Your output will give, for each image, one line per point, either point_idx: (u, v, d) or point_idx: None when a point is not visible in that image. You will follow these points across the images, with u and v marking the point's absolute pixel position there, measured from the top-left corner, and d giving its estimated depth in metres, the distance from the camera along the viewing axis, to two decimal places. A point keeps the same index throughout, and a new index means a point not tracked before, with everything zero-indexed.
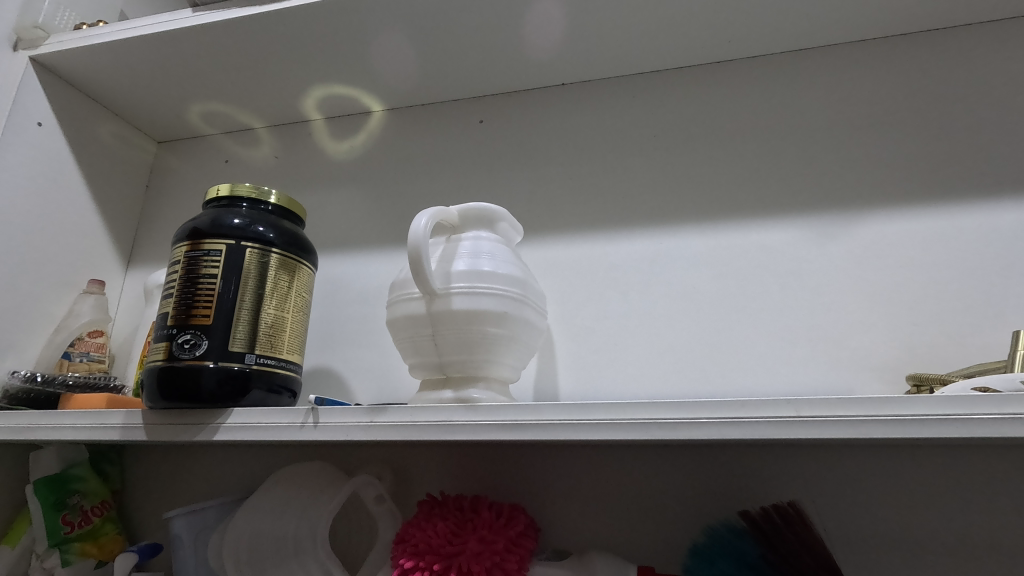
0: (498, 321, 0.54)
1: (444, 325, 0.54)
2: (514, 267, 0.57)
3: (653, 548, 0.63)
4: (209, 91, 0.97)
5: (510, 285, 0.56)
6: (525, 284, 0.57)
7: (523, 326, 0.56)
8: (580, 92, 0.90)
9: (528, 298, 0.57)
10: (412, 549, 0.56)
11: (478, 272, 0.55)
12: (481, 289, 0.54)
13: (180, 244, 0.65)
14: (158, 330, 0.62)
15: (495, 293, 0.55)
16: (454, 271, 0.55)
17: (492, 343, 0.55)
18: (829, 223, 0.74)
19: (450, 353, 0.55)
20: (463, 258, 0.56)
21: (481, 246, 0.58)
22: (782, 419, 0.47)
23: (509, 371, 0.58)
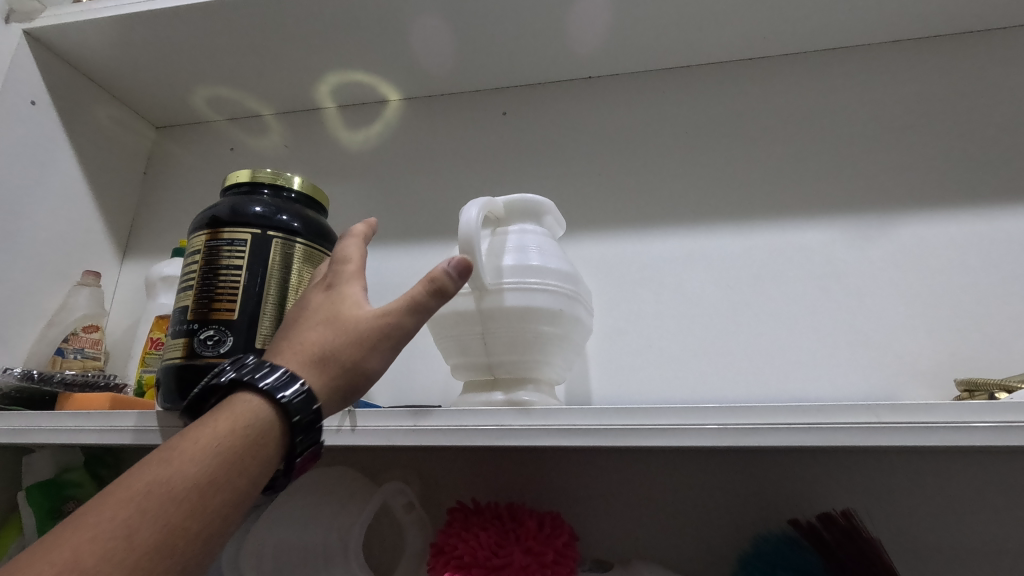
0: (551, 320, 0.51)
1: (494, 323, 0.51)
2: (564, 263, 0.54)
3: (696, 558, 0.61)
4: (216, 74, 0.92)
5: (562, 282, 0.53)
6: (577, 283, 0.54)
7: (574, 326, 0.53)
8: (608, 85, 0.87)
9: (580, 298, 0.54)
10: (455, 561, 0.52)
11: (530, 267, 0.52)
12: (534, 286, 0.51)
13: (197, 232, 0.60)
14: (174, 325, 0.57)
15: (550, 291, 0.51)
16: (503, 265, 0.52)
17: (545, 343, 0.52)
18: (870, 224, 0.72)
19: (499, 353, 0.52)
20: (512, 251, 0.53)
21: (529, 240, 0.54)
22: (860, 425, 0.44)
23: (558, 372, 0.55)
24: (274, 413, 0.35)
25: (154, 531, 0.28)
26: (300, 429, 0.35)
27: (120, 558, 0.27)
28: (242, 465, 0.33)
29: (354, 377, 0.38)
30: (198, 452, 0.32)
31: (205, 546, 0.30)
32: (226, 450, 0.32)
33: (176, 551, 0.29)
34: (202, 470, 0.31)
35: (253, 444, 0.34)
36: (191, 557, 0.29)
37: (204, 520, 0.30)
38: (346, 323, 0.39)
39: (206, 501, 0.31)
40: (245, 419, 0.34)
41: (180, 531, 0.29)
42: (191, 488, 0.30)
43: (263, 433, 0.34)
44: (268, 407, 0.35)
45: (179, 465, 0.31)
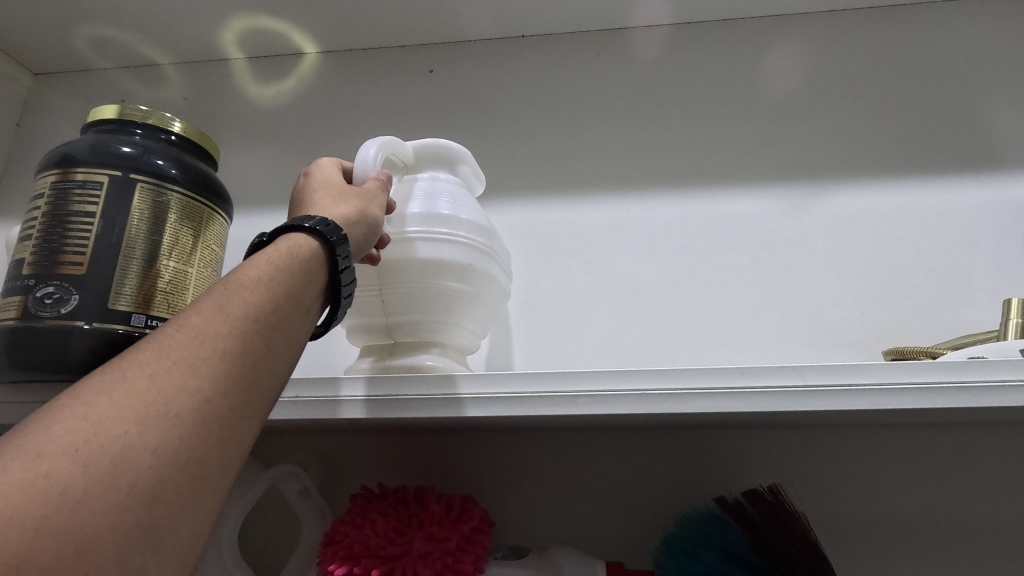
0: (458, 278, 0.46)
1: (391, 278, 0.45)
2: (479, 214, 0.48)
3: (620, 541, 0.57)
4: (100, 11, 0.81)
5: (476, 236, 0.47)
6: (493, 239, 0.49)
7: (486, 286, 0.48)
8: (542, 45, 0.82)
9: (495, 256, 0.49)
10: (343, 551, 0.46)
11: (438, 216, 0.46)
12: (444, 237, 0.45)
13: (46, 173, 0.51)
14: (10, 280, 0.48)
15: (461, 245, 0.46)
16: (407, 213, 0.46)
17: (451, 305, 0.46)
18: (801, 193, 0.70)
19: (397, 313, 0.46)
20: (419, 199, 0.47)
21: (441, 188, 0.49)
22: (785, 387, 0.41)
23: (468, 339, 0.49)
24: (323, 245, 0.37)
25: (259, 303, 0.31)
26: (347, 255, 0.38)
27: (234, 322, 0.30)
28: (313, 271, 0.36)
29: (372, 223, 0.41)
30: (272, 257, 0.34)
31: (298, 329, 0.33)
32: (298, 258, 0.35)
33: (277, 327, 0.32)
34: (283, 270, 0.34)
35: (318, 258, 0.36)
36: (292, 335, 0.33)
37: (296, 308, 0.33)
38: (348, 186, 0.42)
39: (293, 293, 0.34)
40: (305, 240, 0.36)
41: (279, 312, 0.32)
42: (278, 281, 0.33)
43: (311, 249, 0.36)
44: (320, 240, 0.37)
45: (263, 265, 0.33)
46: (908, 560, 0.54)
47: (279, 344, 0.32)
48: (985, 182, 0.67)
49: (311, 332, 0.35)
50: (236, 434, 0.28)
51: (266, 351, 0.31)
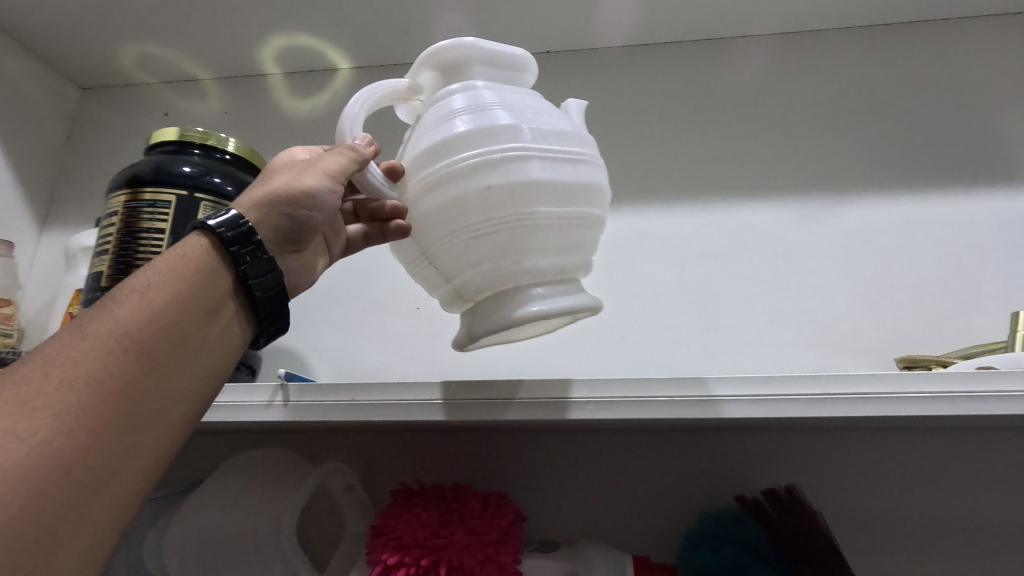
0: (540, 201, 0.39)
1: (467, 220, 0.39)
2: (496, 118, 0.40)
3: (645, 537, 0.60)
4: (146, 31, 0.85)
5: (547, 142, 0.40)
6: (564, 139, 0.41)
7: (577, 199, 0.40)
8: (566, 61, 0.85)
9: (578, 156, 0.41)
10: (393, 542, 0.49)
11: (496, 129, 0.40)
12: (509, 151, 0.39)
13: (117, 192, 0.55)
14: (89, 292, 0.52)
15: (531, 157, 0.39)
16: (463, 136, 0.40)
17: (546, 235, 0.40)
18: (817, 205, 0.73)
19: (487, 262, 0.40)
20: (468, 117, 0.41)
21: (486, 98, 0.42)
22: (804, 396, 0.45)
23: (581, 266, 0.43)
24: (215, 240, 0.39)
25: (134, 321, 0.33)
26: (248, 246, 0.39)
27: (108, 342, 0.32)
28: (201, 277, 0.37)
29: (294, 194, 0.42)
30: (152, 263, 0.37)
31: (197, 328, 0.36)
32: (183, 260, 0.37)
33: (164, 328, 0.34)
34: (165, 274, 0.36)
35: (211, 257, 0.38)
36: (187, 334, 0.35)
37: (189, 307, 0.36)
38: (283, 170, 0.45)
39: (184, 295, 0.36)
40: (192, 242, 0.38)
41: (165, 314, 0.35)
42: (158, 285, 0.35)
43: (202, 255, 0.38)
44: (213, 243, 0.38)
45: (144, 273, 0.36)
46: (919, 556, 0.57)
47: (173, 344, 0.34)
48: (995, 195, 0.70)
49: (213, 337, 0.37)
50: (112, 438, 0.31)
51: (151, 354, 0.33)
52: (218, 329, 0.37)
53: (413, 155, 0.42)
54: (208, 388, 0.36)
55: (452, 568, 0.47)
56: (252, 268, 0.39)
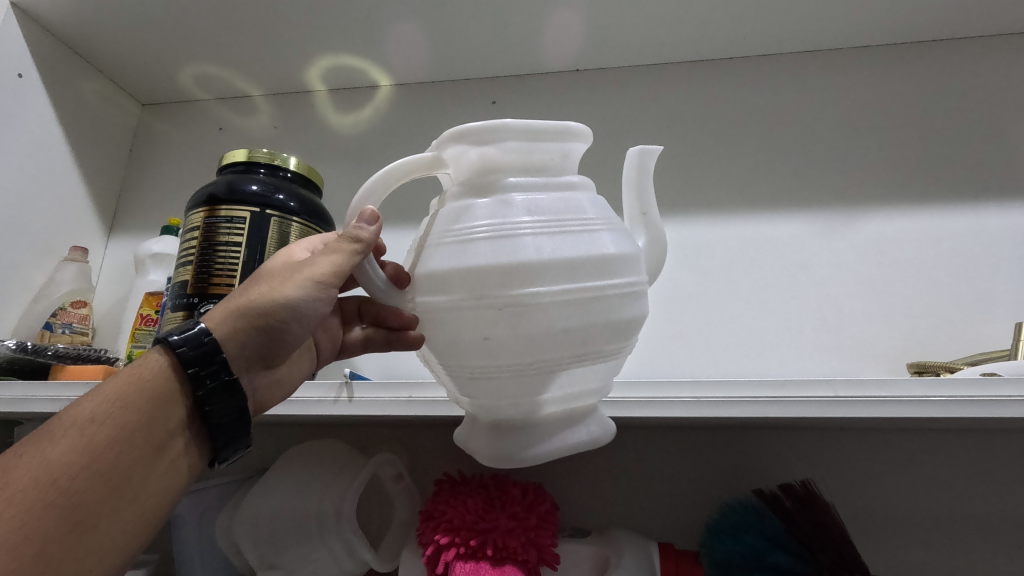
0: (548, 352, 0.35)
1: (465, 360, 0.37)
2: (510, 244, 0.35)
3: (668, 525, 0.66)
4: (205, 53, 0.92)
5: (564, 278, 0.35)
6: (589, 272, 0.35)
7: (592, 344, 0.36)
8: (595, 79, 0.90)
9: (604, 290, 0.36)
10: (445, 524, 0.55)
11: (511, 262, 0.34)
12: (519, 297, 0.34)
13: (195, 209, 0.62)
14: (174, 299, 0.59)
15: (544, 303, 0.34)
16: (474, 268, 0.35)
17: (551, 381, 0.36)
18: (834, 218, 0.77)
19: (485, 399, 0.38)
20: (485, 238, 0.35)
21: (512, 210, 0.36)
22: (819, 398, 0.50)
23: (592, 398, 0.39)
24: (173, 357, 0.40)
25: (76, 450, 0.35)
26: (211, 365, 0.39)
27: (46, 473, 0.34)
28: (153, 394, 0.39)
29: (274, 304, 0.42)
30: (103, 390, 0.38)
31: (137, 467, 0.37)
32: (135, 389, 0.38)
33: (96, 472, 0.35)
34: (114, 407, 0.37)
35: (166, 384, 0.40)
36: (122, 478, 0.36)
37: (131, 447, 0.37)
38: (274, 271, 0.45)
39: (127, 433, 0.37)
40: (152, 361, 0.40)
41: (102, 455, 0.36)
42: (104, 419, 0.37)
43: (153, 373, 0.40)
44: (169, 360, 0.40)
45: (95, 402, 0.37)
46: (928, 547, 0.61)
47: (105, 488, 0.36)
48: (1006, 209, 0.73)
49: (159, 455, 0.38)
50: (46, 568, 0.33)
51: (84, 502, 0.35)
52: (162, 468, 0.39)
53: (421, 270, 0.38)
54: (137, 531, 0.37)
55: (498, 549, 0.52)
56: (206, 392, 0.39)
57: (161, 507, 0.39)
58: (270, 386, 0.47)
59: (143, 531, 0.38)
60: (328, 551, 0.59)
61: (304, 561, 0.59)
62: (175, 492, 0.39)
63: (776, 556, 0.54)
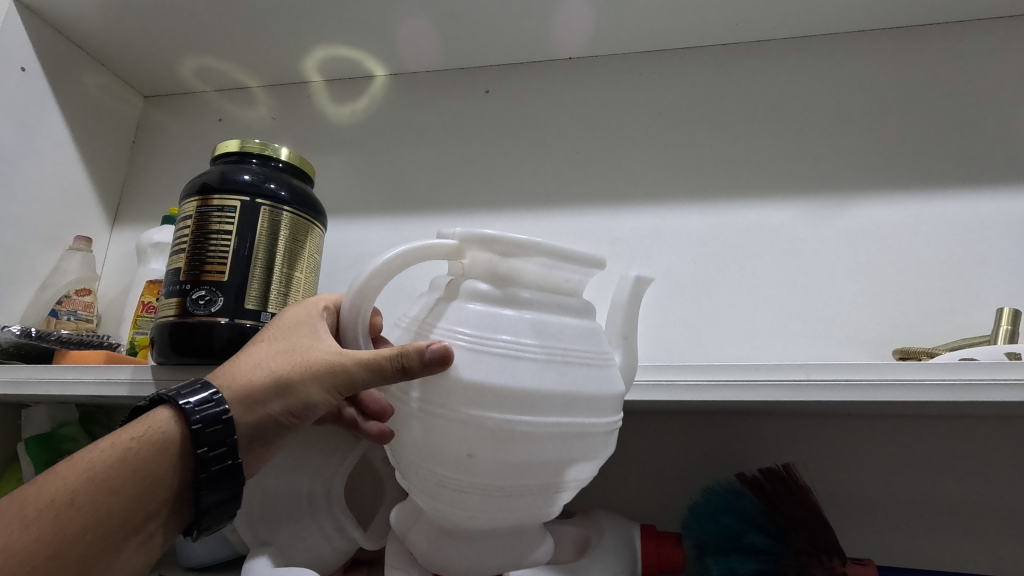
0: (524, 475, 0.41)
1: (444, 469, 0.41)
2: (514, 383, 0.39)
3: (654, 507, 0.68)
4: (203, 46, 0.94)
5: (552, 414, 0.39)
6: (577, 409, 0.40)
7: (560, 471, 0.42)
8: (587, 66, 0.90)
9: (585, 427, 0.41)
10: None
11: (515, 393, 0.38)
12: (511, 422, 0.38)
13: (190, 198, 0.64)
14: (168, 285, 0.61)
15: (529, 435, 0.39)
16: (479, 387, 0.39)
17: (512, 497, 0.42)
18: (824, 205, 0.77)
19: (445, 500, 0.43)
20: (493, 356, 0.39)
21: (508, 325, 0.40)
22: (792, 381, 0.50)
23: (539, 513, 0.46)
24: (184, 428, 0.42)
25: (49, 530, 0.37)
26: (218, 446, 0.41)
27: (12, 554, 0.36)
28: (140, 476, 0.40)
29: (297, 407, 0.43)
30: (94, 469, 0.39)
31: (107, 551, 0.39)
32: (125, 475, 0.39)
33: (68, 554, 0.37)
34: (99, 487, 0.39)
35: (159, 464, 0.41)
36: (90, 564, 0.38)
37: (107, 532, 0.39)
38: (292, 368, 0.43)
39: (105, 517, 0.39)
40: (153, 435, 0.41)
41: (72, 542, 0.38)
42: (85, 502, 0.38)
43: (148, 451, 0.41)
44: (175, 435, 0.41)
45: (88, 474, 0.39)
46: (906, 530, 0.62)
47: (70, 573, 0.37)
48: (999, 195, 0.72)
49: (130, 541, 0.40)
50: None
51: None
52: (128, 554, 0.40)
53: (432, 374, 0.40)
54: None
55: None
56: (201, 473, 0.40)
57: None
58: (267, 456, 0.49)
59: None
60: (318, 528, 0.61)
61: (295, 540, 0.60)
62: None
63: (752, 536, 0.54)
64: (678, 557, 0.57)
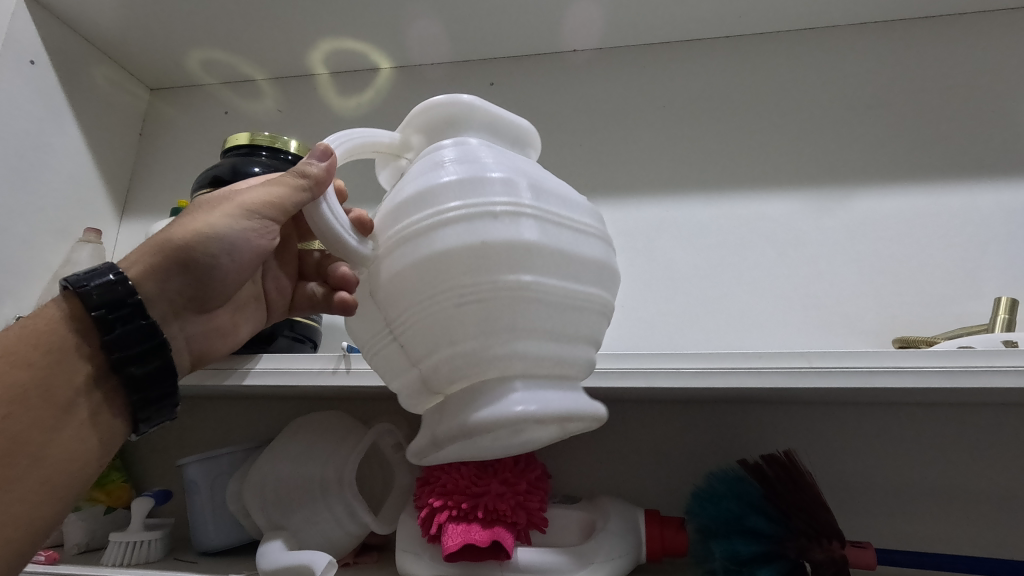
0: (511, 300, 0.31)
1: (408, 291, 0.33)
2: (484, 172, 0.34)
3: (658, 494, 0.69)
4: (210, 38, 0.94)
5: (522, 198, 0.33)
6: (561, 232, 0.33)
7: (558, 310, 0.32)
8: (592, 58, 0.91)
9: (568, 223, 0.34)
10: (438, 489, 0.56)
11: (478, 178, 0.34)
12: (481, 203, 0.32)
13: (201, 191, 0.65)
14: None
15: (502, 214, 0.32)
16: (447, 184, 0.34)
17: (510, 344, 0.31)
18: (826, 196, 0.78)
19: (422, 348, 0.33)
20: (456, 163, 0.35)
21: (481, 153, 0.36)
22: (794, 368, 0.51)
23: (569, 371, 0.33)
24: (76, 308, 0.41)
25: None
26: (120, 307, 0.40)
27: None
28: (54, 348, 0.40)
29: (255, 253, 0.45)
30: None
31: (39, 426, 0.38)
32: (34, 349, 0.39)
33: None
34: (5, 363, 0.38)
35: (63, 338, 0.40)
36: (21, 435, 0.38)
37: (26, 404, 0.38)
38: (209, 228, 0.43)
39: (20, 390, 0.38)
40: (51, 313, 0.41)
41: None
42: None
43: (55, 327, 0.40)
44: (73, 315, 0.41)
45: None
46: (904, 516, 0.64)
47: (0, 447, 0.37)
48: (999, 186, 0.73)
49: (57, 414, 0.39)
50: None
51: None
52: (64, 428, 0.39)
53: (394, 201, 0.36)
54: (55, 499, 0.38)
55: (489, 512, 0.53)
56: (128, 353, 0.40)
57: (78, 465, 0.40)
58: (209, 334, 0.49)
59: (64, 492, 0.39)
60: (330, 513, 0.62)
61: (308, 524, 0.62)
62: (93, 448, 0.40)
63: (753, 520, 0.56)
64: (681, 540, 0.60)
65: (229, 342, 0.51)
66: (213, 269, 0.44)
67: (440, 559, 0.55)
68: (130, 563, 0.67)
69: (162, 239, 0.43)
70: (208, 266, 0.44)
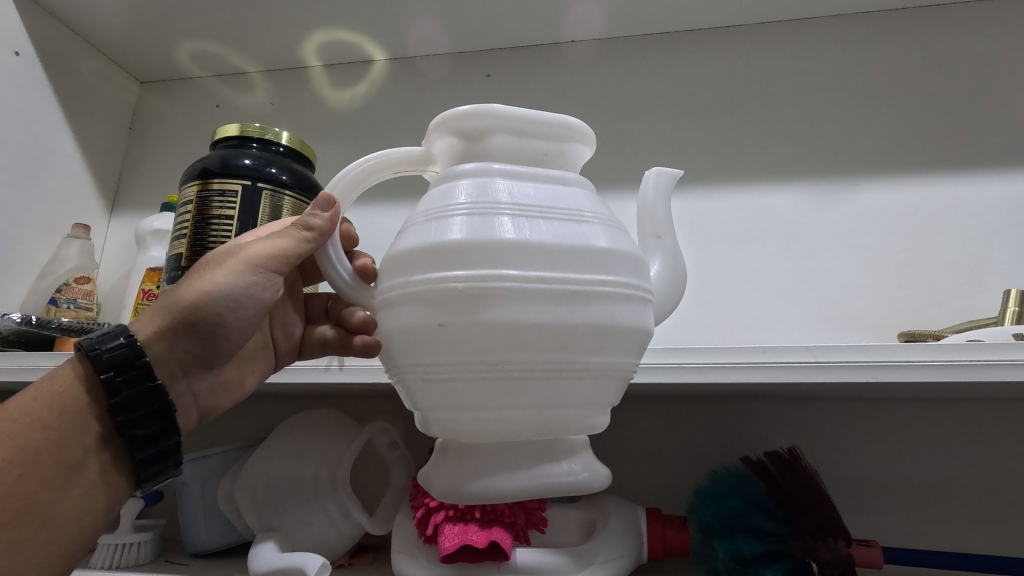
0: (523, 347, 0.30)
1: (421, 354, 0.32)
2: (492, 230, 0.31)
3: (657, 491, 0.68)
4: (200, 30, 0.92)
5: (536, 265, 0.31)
6: (568, 263, 0.31)
7: (571, 346, 0.31)
8: (590, 49, 0.89)
9: (586, 287, 0.31)
10: None
11: (487, 239, 0.31)
12: (488, 274, 0.30)
13: (190, 183, 0.63)
14: (170, 271, 0.61)
15: (512, 290, 0.30)
16: (451, 246, 0.31)
17: (522, 389, 0.31)
18: (829, 188, 0.77)
19: (440, 408, 0.32)
20: (467, 214, 0.32)
21: (497, 194, 0.33)
22: (799, 363, 0.50)
23: (574, 425, 0.32)
24: (87, 366, 0.40)
25: None
26: (129, 369, 0.39)
27: None
28: (63, 409, 0.39)
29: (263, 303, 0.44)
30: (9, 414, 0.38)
31: (48, 486, 0.37)
32: (45, 409, 0.38)
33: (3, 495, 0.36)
34: (15, 425, 0.37)
35: (75, 396, 0.39)
36: (31, 498, 0.37)
37: (35, 465, 0.37)
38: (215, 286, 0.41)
39: (30, 452, 0.37)
40: (62, 373, 0.40)
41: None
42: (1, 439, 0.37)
43: (64, 388, 0.39)
44: (83, 374, 0.40)
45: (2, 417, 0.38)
46: (907, 513, 0.63)
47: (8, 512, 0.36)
48: (1005, 178, 0.72)
49: (66, 476, 0.38)
50: None
51: None
52: (72, 490, 0.38)
53: (397, 250, 0.34)
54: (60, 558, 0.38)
55: (487, 512, 0.51)
56: (133, 415, 0.39)
57: (84, 526, 0.39)
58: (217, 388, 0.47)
59: (68, 551, 0.38)
60: (324, 513, 0.61)
61: (301, 526, 0.60)
62: (101, 509, 0.39)
63: (758, 518, 0.55)
64: (684, 538, 0.58)
65: (239, 391, 0.49)
66: (224, 326, 0.43)
67: (436, 560, 0.54)
68: (120, 566, 0.66)
69: (169, 301, 0.42)
70: (219, 325, 0.42)
